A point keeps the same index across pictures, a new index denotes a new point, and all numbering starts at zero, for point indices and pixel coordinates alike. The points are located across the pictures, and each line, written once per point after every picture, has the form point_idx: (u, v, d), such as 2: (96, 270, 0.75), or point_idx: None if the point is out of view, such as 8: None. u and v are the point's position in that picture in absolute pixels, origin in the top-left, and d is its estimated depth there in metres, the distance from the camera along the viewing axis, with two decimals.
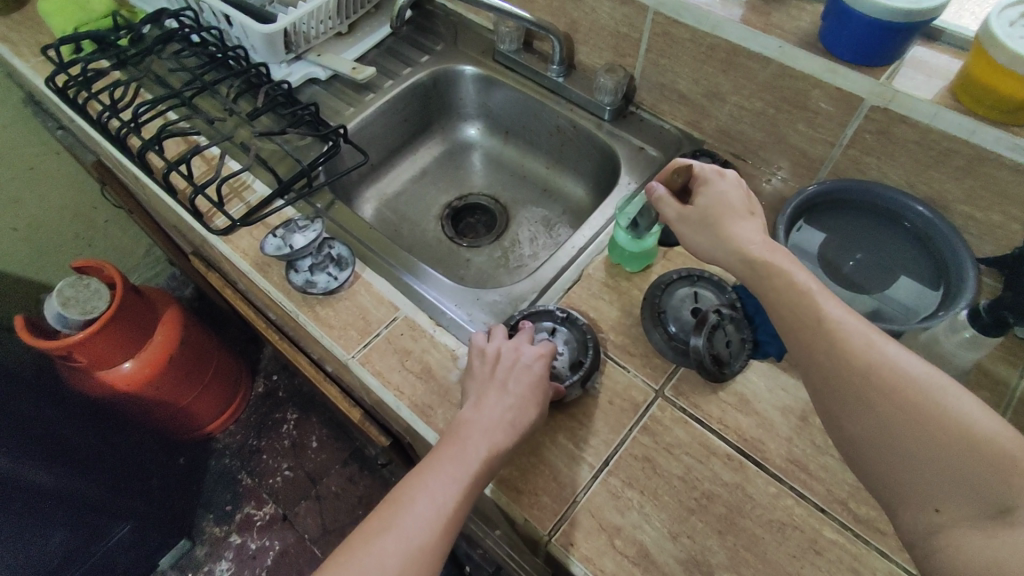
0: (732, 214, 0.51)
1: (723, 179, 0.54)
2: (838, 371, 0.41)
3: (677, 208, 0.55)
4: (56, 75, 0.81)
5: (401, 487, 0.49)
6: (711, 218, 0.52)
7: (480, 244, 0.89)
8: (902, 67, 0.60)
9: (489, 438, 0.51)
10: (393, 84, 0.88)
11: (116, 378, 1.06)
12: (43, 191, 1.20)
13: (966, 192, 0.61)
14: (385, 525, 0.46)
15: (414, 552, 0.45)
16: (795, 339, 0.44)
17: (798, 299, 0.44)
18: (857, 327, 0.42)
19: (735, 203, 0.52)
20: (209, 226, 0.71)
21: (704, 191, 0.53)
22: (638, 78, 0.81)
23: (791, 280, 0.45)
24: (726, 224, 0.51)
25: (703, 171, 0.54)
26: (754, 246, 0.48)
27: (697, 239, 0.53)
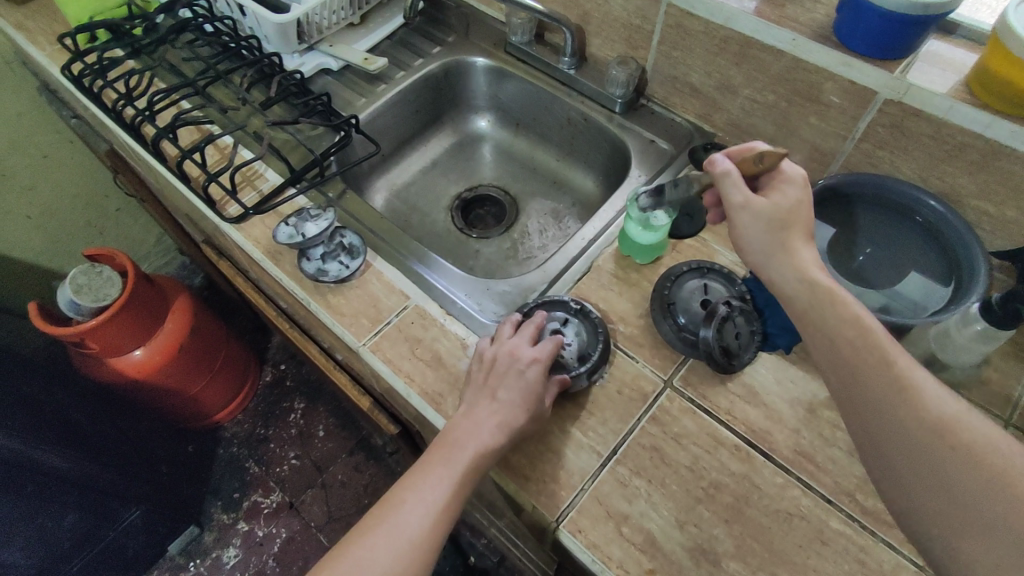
0: (798, 228, 0.48)
1: (802, 189, 0.49)
2: (906, 425, 0.38)
3: (748, 195, 0.49)
4: (71, 63, 0.82)
5: (395, 492, 0.51)
6: (784, 215, 0.48)
7: (489, 235, 0.90)
8: (917, 60, 0.60)
9: (479, 442, 0.51)
10: (405, 75, 0.88)
11: (126, 365, 1.08)
12: (56, 179, 1.21)
13: (979, 186, 0.61)
14: (376, 529, 0.48)
15: (402, 555, 0.47)
16: (848, 382, 0.41)
17: (858, 339, 0.41)
18: (925, 379, 0.40)
19: (806, 217, 0.48)
20: (222, 214, 0.72)
21: (782, 193, 0.49)
22: (650, 70, 0.81)
23: (856, 317, 0.42)
24: (792, 238, 0.47)
25: (790, 174, 0.50)
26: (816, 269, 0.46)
27: (754, 234, 0.48)
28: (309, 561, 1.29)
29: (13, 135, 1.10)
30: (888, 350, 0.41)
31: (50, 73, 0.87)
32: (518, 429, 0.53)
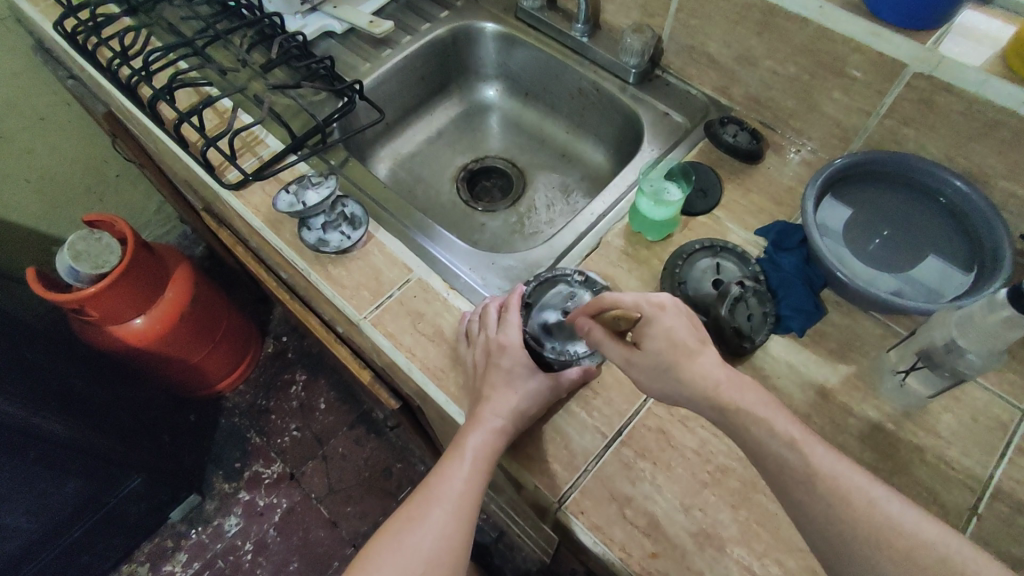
0: (685, 356, 0.45)
1: (665, 314, 0.47)
2: (847, 535, 0.38)
3: (624, 353, 0.48)
4: (66, 19, 0.79)
5: (427, 481, 0.53)
6: (665, 361, 0.45)
7: (495, 208, 0.87)
8: (949, 31, 0.57)
9: (487, 425, 0.52)
10: (411, 40, 0.85)
11: (127, 334, 1.06)
12: (55, 143, 1.18)
13: (1008, 167, 0.58)
14: (415, 516, 0.50)
15: (444, 533, 0.49)
16: (783, 492, 0.41)
17: (790, 457, 0.40)
18: (850, 479, 0.40)
19: (686, 340, 0.45)
20: (221, 180, 0.70)
21: (650, 333, 0.47)
22: (666, 39, 0.78)
23: (771, 429, 0.41)
24: (684, 368, 0.45)
25: (642, 309, 0.47)
26: (722, 389, 0.43)
27: (658, 387, 0.47)
28: (309, 531, 1.30)
29: (10, 96, 1.07)
30: (815, 462, 0.40)
31: (44, 30, 0.84)
32: (519, 410, 0.53)
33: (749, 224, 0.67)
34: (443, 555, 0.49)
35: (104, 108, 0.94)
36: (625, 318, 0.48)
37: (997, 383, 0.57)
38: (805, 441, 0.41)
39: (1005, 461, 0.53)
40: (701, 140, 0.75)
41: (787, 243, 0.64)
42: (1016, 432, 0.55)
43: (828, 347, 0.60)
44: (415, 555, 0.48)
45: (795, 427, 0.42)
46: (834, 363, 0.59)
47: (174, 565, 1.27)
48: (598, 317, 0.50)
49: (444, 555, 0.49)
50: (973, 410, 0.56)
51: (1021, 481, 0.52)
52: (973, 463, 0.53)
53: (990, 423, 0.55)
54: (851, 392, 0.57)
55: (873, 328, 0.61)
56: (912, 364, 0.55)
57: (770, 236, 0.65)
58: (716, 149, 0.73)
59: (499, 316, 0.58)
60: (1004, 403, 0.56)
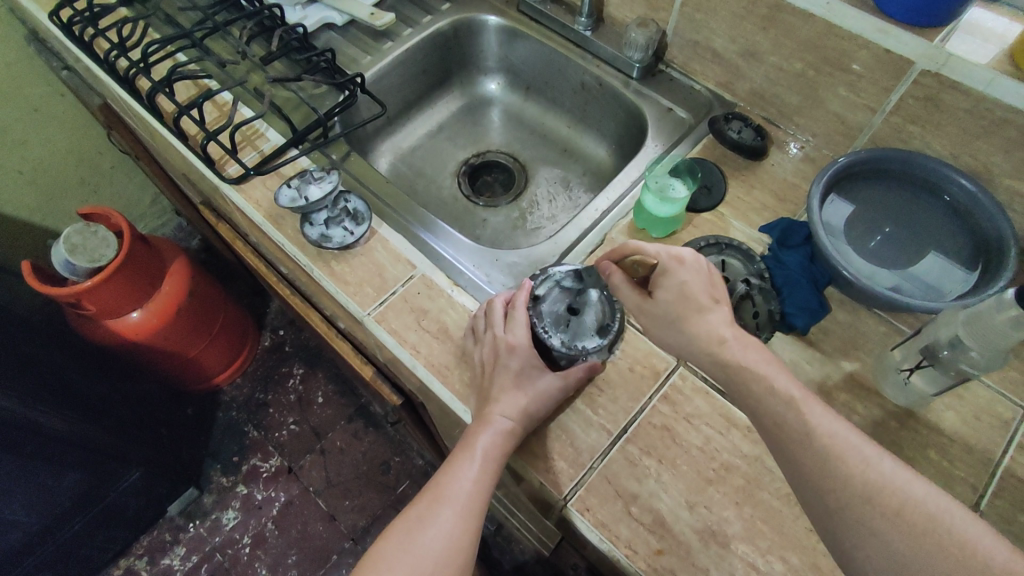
0: (693, 309, 0.49)
1: (682, 267, 0.50)
2: (839, 493, 0.39)
3: (636, 301, 0.52)
4: (61, 9, 0.78)
5: (435, 481, 0.53)
6: (676, 308, 0.50)
7: (497, 203, 0.87)
8: (956, 29, 0.57)
9: (496, 425, 0.52)
10: (413, 32, 0.84)
11: (125, 327, 1.05)
12: (50, 134, 1.17)
13: (1014, 165, 0.58)
14: (424, 516, 0.50)
15: (453, 534, 0.49)
16: (778, 450, 0.42)
17: (786, 413, 0.42)
18: (846, 440, 0.40)
19: (697, 296, 0.49)
20: (221, 174, 0.69)
21: (663, 284, 0.51)
22: (671, 34, 0.77)
23: (771, 386, 0.44)
24: (690, 319, 0.49)
25: (662, 259, 0.51)
26: (725, 345, 0.47)
27: (663, 334, 0.51)
28: (308, 524, 1.30)
29: (4, 87, 1.05)
30: (813, 421, 0.41)
31: (39, 20, 0.83)
32: (527, 412, 0.53)
33: (753, 221, 0.67)
34: (452, 556, 0.49)
35: (99, 100, 0.93)
36: (646, 266, 0.52)
37: (1000, 381, 0.58)
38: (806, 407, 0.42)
39: (1007, 458, 0.54)
40: (705, 136, 0.75)
41: (793, 241, 0.64)
42: (1018, 430, 0.55)
43: (832, 344, 0.60)
44: (423, 554, 0.48)
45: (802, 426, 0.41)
46: (838, 361, 0.59)
47: (172, 558, 1.27)
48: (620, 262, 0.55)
49: (453, 555, 0.49)
50: (976, 408, 0.56)
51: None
52: (975, 460, 0.54)
53: (992, 420, 0.55)
54: (855, 389, 0.57)
55: (877, 325, 0.61)
56: (917, 362, 0.54)
57: (774, 233, 0.65)
58: (720, 145, 0.73)
59: (507, 313, 0.58)
60: (1006, 401, 0.56)
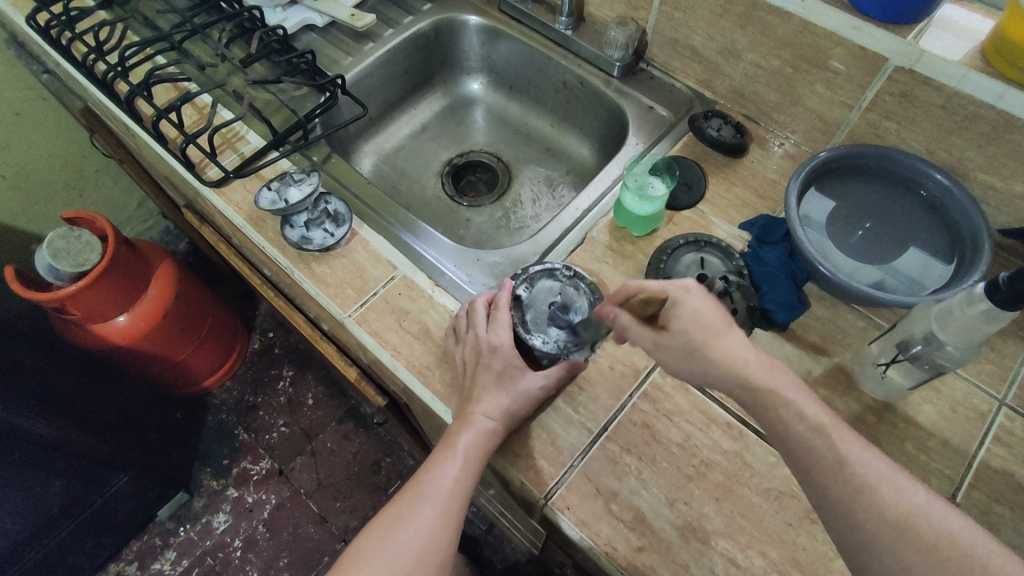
0: (711, 335, 0.45)
1: (690, 295, 0.46)
2: (874, 528, 0.38)
3: (651, 337, 0.47)
4: (38, 13, 0.77)
5: (417, 479, 0.53)
6: (695, 340, 0.45)
7: (480, 203, 0.87)
8: (930, 25, 0.57)
9: (478, 426, 0.52)
10: (394, 33, 0.84)
11: (112, 332, 1.04)
12: (32, 138, 1.16)
13: (987, 160, 0.59)
14: (405, 514, 0.50)
15: (433, 532, 0.50)
16: (811, 482, 0.41)
17: (818, 443, 0.41)
18: (878, 469, 0.40)
19: (713, 321, 0.45)
20: (201, 177, 0.69)
21: (675, 315, 0.46)
22: (651, 32, 0.77)
23: (800, 412, 0.42)
24: (711, 349, 0.44)
25: (668, 291, 0.47)
26: (752, 369, 0.43)
27: (685, 370, 0.46)
28: (299, 526, 1.30)
29: None
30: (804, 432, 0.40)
31: (17, 25, 0.83)
32: (509, 412, 0.53)
33: (734, 218, 0.68)
34: (432, 554, 0.49)
35: (80, 103, 0.92)
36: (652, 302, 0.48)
37: (976, 374, 0.58)
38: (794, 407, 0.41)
39: (983, 450, 0.54)
40: (686, 134, 0.75)
41: (772, 237, 0.64)
42: (994, 421, 0.56)
43: (810, 339, 0.60)
44: (403, 553, 0.49)
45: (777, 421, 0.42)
46: (817, 356, 0.60)
47: (163, 563, 1.26)
48: (624, 303, 0.51)
49: (432, 554, 0.49)
50: (952, 401, 0.57)
51: (1000, 470, 0.53)
52: (952, 452, 0.54)
53: (968, 413, 0.56)
54: (834, 384, 0.58)
55: (855, 321, 0.62)
56: (893, 357, 0.55)
57: (754, 230, 0.65)
58: (700, 143, 0.73)
59: (489, 313, 0.58)
60: (982, 393, 0.57)
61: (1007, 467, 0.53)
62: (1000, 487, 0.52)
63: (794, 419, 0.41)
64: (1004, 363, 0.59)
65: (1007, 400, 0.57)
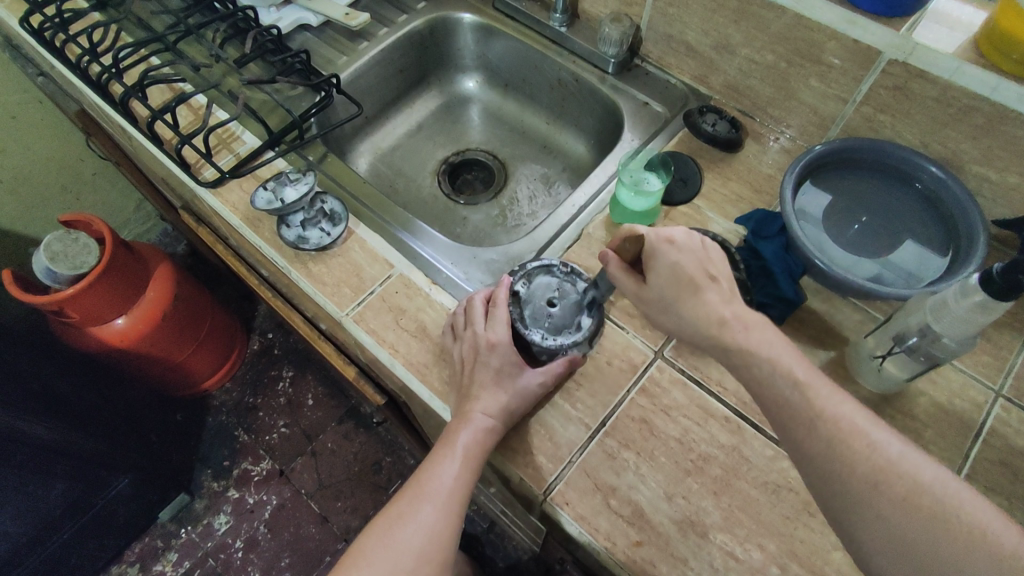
0: (690, 290, 0.45)
1: (673, 247, 0.46)
2: (848, 480, 0.39)
3: (630, 287, 0.48)
4: (31, 15, 0.77)
5: (417, 477, 0.53)
6: (674, 291, 0.45)
7: (477, 201, 0.87)
8: (923, 18, 0.57)
9: (476, 424, 0.52)
10: (389, 32, 0.84)
11: (110, 334, 1.04)
12: (28, 141, 1.16)
13: (982, 152, 0.59)
14: (405, 513, 0.51)
15: (434, 530, 0.50)
16: (786, 445, 0.42)
17: (793, 398, 0.41)
18: (852, 421, 0.40)
19: (693, 274, 0.45)
20: (197, 178, 0.69)
21: (654, 268, 0.46)
22: (645, 28, 0.77)
23: (779, 369, 0.42)
24: (688, 303, 0.45)
25: (650, 239, 0.46)
26: (726, 327, 0.44)
27: (664, 322, 0.47)
28: (301, 527, 1.30)
29: None
30: None
31: (11, 28, 0.82)
32: (507, 409, 0.53)
33: (730, 213, 0.68)
34: (432, 552, 0.49)
35: (76, 106, 0.92)
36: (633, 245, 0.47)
37: (973, 365, 0.58)
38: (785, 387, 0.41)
39: (980, 442, 0.54)
40: (681, 129, 0.75)
41: (768, 231, 0.64)
42: (990, 412, 0.56)
43: (807, 333, 0.61)
44: (404, 551, 0.49)
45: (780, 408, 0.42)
46: (813, 350, 0.60)
47: (165, 564, 1.26)
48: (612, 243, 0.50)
49: (433, 551, 0.49)
50: (949, 393, 0.57)
51: (997, 461, 0.53)
52: (949, 444, 0.54)
53: (965, 404, 0.56)
54: (830, 377, 0.58)
55: (852, 315, 0.62)
56: (889, 349, 0.55)
57: (750, 224, 0.65)
58: (695, 139, 0.74)
59: (486, 311, 0.57)
60: (979, 385, 0.57)
61: (1005, 457, 0.54)
62: (997, 477, 0.53)
63: (788, 411, 0.41)
64: (1001, 355, 0.59)
65: (1004, 391, 0.57)
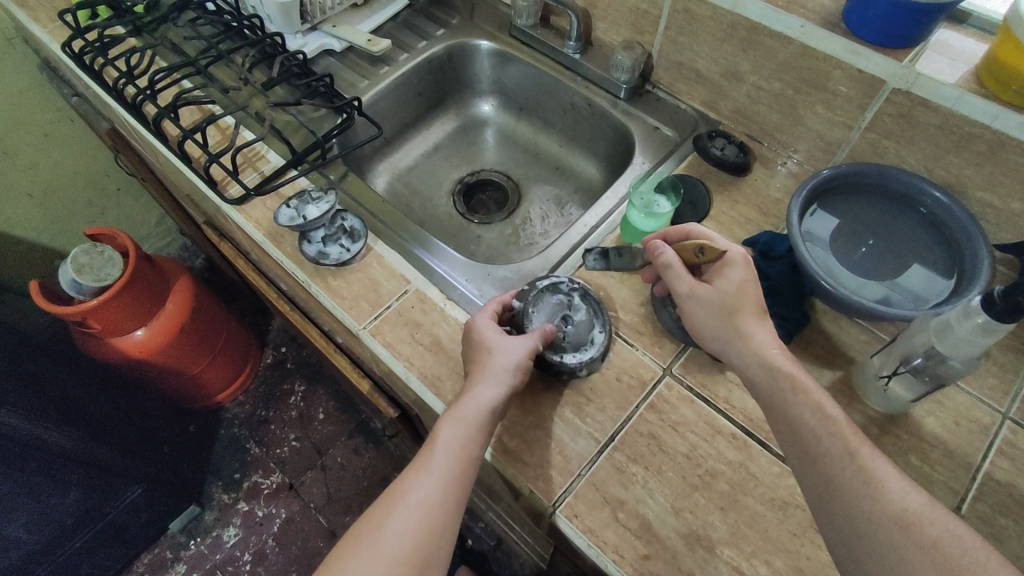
0: (747, 306, 0.53)
1: (744, 266, 0.54)
2: (840, 488, 0.43)
3: (692, 284, 0.54)
4: (72, 40, 0.81)
5: (397, 481, 0.51)
6: (733, 300, 0.53)
7: (490, 220, 0.89)
8: (926, 49, 0.59)
9: (464, 421, 0.52)
10: (409, 57, 0.87)
11: (128, 346, 1.07)
12: (57, 157, 1.20)
13: (985, 178, 0.60)
14: (386, 515, 0.49)
15: (419, 528, 0.48)
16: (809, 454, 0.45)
17: (805, 438, 0.44)
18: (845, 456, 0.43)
19: (752, 294, 0.53)
20: (224, 195, 0.71)
21: (725, 275, 0.54)
22: (656, 56, 0.80)
23: None
24: (745, 316, 0.52)
25: (728, 253, 0.54)
26: (771, 352, 0.51)
27: (705, 323, 0.54)
28: (309, 541, 1.30)
29: (16, 115, 1.09)
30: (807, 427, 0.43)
31: (52, 52, 0.87)
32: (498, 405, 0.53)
33: (737, 235, 0.69)
34: (417, 550, 0.47)
35: (108, 124, 0.96)
36: (709, 253, 0.55)
37: (979, 387, 0.59)
38: (815, 421, 0.46)
39: (987, 463, 0.55)
40: (690, 153, 0.77)
41: (775, 252, 0.65)
42: (997, 434, 0.56)
43: (814, 353, 0.62)
44: (389, 551, 0.47)
45: None
46: (820, 369, 0.61)
47: None
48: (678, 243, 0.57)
49: (419, 550, 0.47)
50: (955, 414, 0.57)
51: (1005, 482, 0.54)
52: (957, 464, 0.55)
53: (971, 425, 0.57)
54: (837, 396, 0.59)
55: (858, 335, 0.63)
56: (895, 369, 0.55)
57: (758, 246, 0.67)
58: (705, 162, 0.76)
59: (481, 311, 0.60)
60: (986, 407, 0.58)
61: (1010, 479, 0.54)
62: (1004, 500, 0.53)
63: None
64: (1006, 377, 0.60)
65: (1010, 414, 0.58)
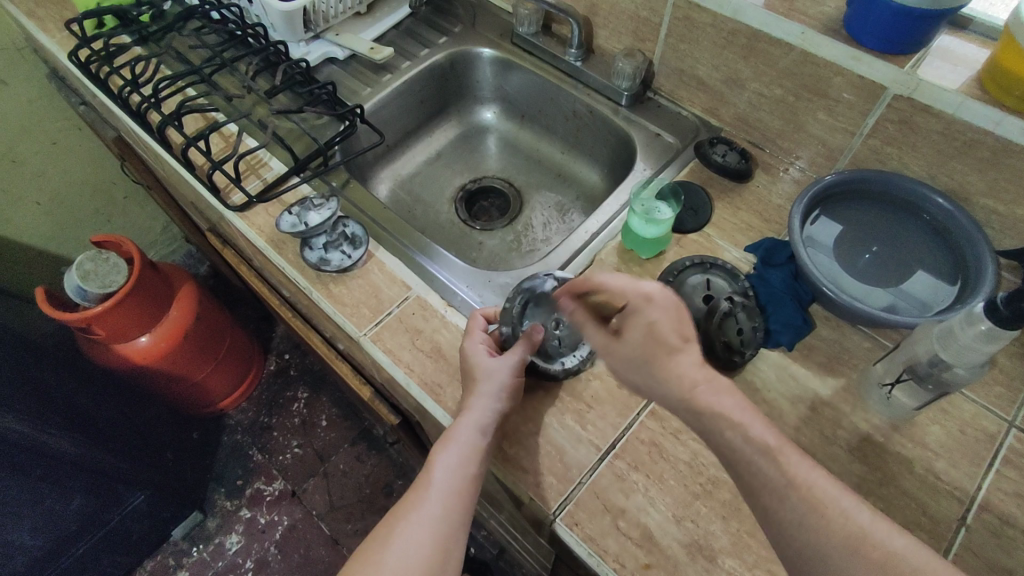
0: (666, 351, 0.48)
1: (651, 304, 0.49)
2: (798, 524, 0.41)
3: (602, 342, 0.51)
4: (79, 49, 0.82)
5: (403, 501, 0.52)
6: (643, 354, 0.48)
7: (493, 227, 0.89)
8: (928, 55, 0.59)
9: (465, 440, 0.52)
10: (411, 65, 0.88)
11: (133, 352, 1.07)
12: (63, 164, 1.21)
13: (988, 185, 0.60)
14: (392, 534, 0.49)
15: (427, 552, 0.48)
16: (764, 497, 0.42)
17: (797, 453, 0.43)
18: (824, 488, 0.42)
19: (668, 337, 0.48)
20: (226, 202, 0.72)
21: (631, 324, 0.49)
22: (657, 63, 0.80)
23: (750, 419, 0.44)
24: (661, 363, 0.48)
25: (629, 297, 0.50)
26: (699, 390, 0.46)
27: (630, 375, 0.50)
28: (311, 549, 1.30)
29: (23, 123, 1.10)
30: (789, 469, 0.42)
31: (58, 60, 0.88)
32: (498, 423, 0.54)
33: (739, 242, 0.69)
34: (426, 573, 0.48)
35: (114, 132, 0.97)
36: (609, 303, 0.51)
37: (985, 395, 0.58)
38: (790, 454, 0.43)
39: (992, 472, 0.54)
40: (692, 160, 0.77)
41: (776, 259, 0.65)
42: (1004, 443, 0.56)
43: (817, 361, 0.61)
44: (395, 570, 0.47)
45: (770, 433, 0.44)
46: (823, 377, 0.60)
47: None
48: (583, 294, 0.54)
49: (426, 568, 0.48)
50: (960, 422, 0.57)
51: (1010, 493, 0.53)
52: (962, 474, 0.54)
53: (977, 434, 0.56)
54: (840, 404, 0.58)
55: (862, 342, 0.62)
56: (898, 376, 0.56)
57: (759, 253, 0.66)
58: (706, 168, 0.75)
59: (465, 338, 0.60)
60: (992, 415, 0.57)
61: (1016, 490, 0.53)
62: (1010, 510, 0.52)
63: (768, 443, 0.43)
64: (1012, 385, 0.59)
65: (1017, 423, 0.57)
